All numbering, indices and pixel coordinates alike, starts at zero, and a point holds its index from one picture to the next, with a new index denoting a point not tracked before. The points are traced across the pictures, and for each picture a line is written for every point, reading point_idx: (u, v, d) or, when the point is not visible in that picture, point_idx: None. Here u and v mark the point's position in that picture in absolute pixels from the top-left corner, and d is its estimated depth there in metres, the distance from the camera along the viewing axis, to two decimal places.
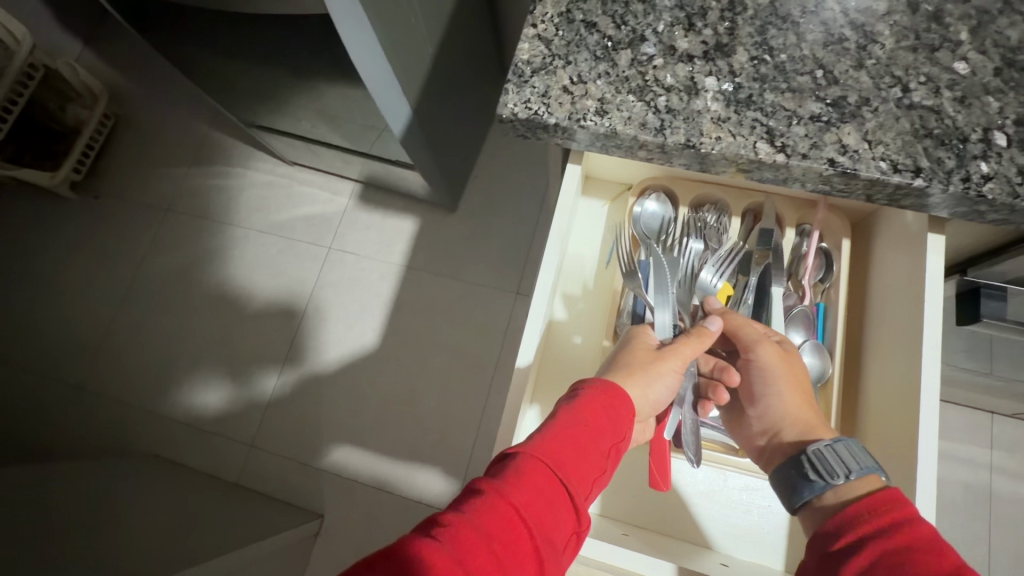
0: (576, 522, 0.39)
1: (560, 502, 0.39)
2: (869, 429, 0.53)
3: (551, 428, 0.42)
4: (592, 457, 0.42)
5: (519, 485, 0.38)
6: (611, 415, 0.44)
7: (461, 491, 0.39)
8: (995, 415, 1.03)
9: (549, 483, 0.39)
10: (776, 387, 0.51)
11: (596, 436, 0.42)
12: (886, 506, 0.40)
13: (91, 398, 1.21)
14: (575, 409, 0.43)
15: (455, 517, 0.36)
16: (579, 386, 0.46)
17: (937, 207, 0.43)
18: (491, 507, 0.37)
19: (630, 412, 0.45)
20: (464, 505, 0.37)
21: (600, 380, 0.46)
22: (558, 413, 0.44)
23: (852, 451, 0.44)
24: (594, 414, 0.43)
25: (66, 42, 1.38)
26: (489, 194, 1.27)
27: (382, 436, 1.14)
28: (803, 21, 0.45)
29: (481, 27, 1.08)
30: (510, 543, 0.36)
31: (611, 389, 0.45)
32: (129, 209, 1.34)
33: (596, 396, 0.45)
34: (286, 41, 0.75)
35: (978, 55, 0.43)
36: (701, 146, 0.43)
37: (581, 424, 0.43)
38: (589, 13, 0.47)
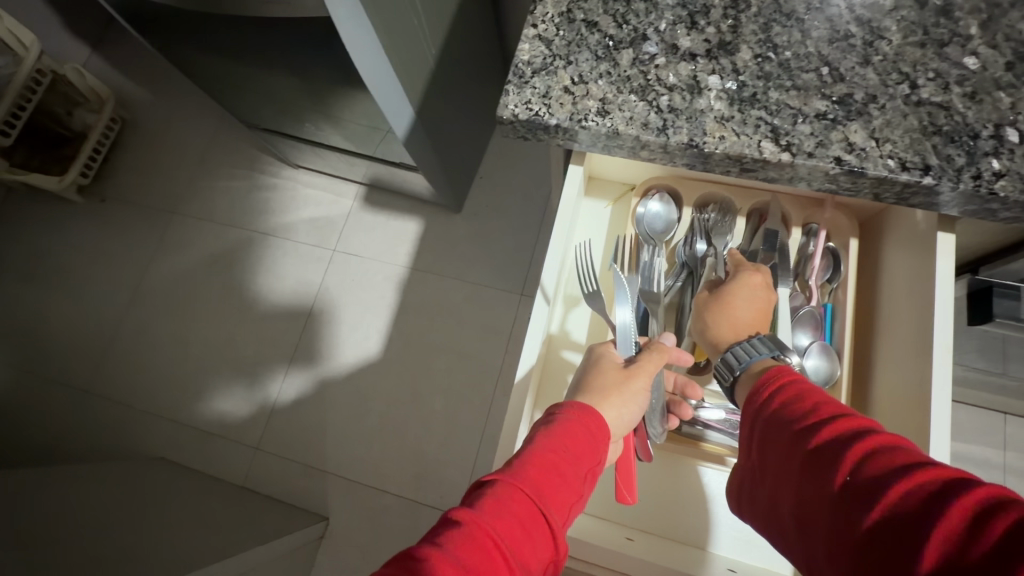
0: (554, 550, 0.39)
1: (537, 530, 0.38)
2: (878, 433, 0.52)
3: (528, 454, 0.42)
4: (569, 481, 0.42)
5: (496, 514, 0.38)
6: (588, 439, 0.44)
7: (437, 522, 0.38)
8: (1008, 416, 1.01)
9: (526, 510, 0.39)
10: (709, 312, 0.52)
11: (573, 461, 0.42)
12: (783, 374, 0.43)
13: (99, 400, 1.22)
14: (551, 433, 0.43)
15: (431, 550, 0.35)
16: (555, 411, 0.46)
17: (947, 206, 0.42)
18: (468, 537, 0.36)
19: (607, 436, 0.45)
20: (441, 537, 0.36)
21: (575, 403, 0.46)
22: (534, 438, 0.44)
23: (743, 348, 0.48)
24: (570, 438, 0.43)
25: (74, 47, 1.39)
26: (494, 195, 1.27)
27: (387, 438, 1.14)
28: (807, 18, 0.44)
29: (485, 27, 1.08)
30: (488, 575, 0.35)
31: (587, 411, 0.45)
32: (136, 212, 1.35)
33: (573, 420, 0.45)
34: (288, 44, 0.75)
35: (988, 49, 0.42)
36: (704, 146, 0.42)
37: (558, 448, 0.43)
38: (590, 12, 0.46)
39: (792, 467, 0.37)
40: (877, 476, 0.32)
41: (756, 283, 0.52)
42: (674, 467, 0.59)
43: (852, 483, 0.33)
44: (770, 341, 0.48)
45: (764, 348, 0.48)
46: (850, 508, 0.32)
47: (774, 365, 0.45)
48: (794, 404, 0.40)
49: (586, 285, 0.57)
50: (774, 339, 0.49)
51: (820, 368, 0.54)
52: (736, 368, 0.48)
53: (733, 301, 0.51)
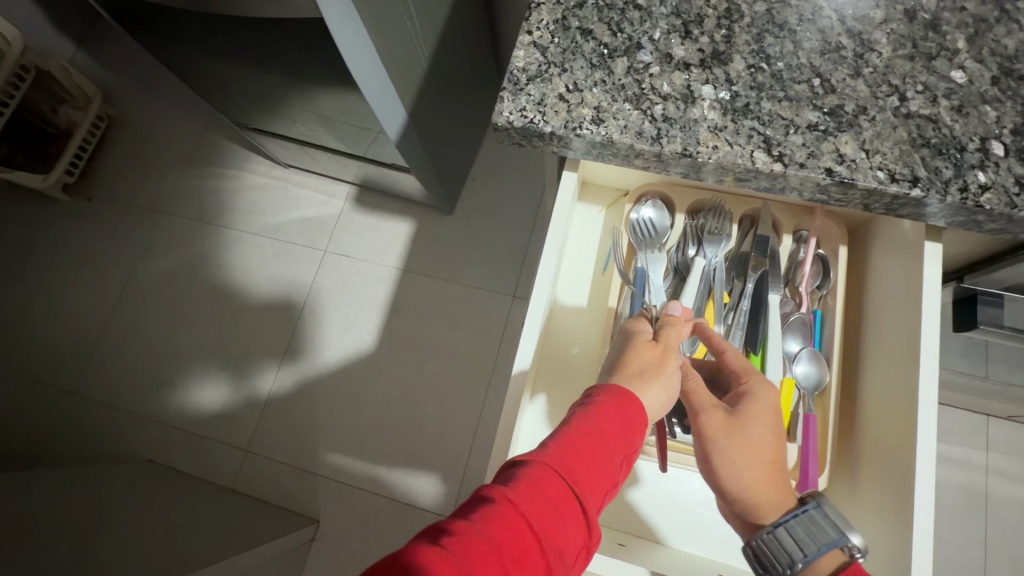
0: (587, 535, 0.39)
1: (571, 515, 0.38)
2: (864, 439, 0.53)
3: (563, 436, 0.42)
4: (604, 467, 0.42)
5: (530, 494, 0.38)
6: (623, 422, 0.44)
7: (469, 498, 0.38)
8: (991, 418, 1.03)
9: (560, 493, 0.39)
10: (731, 456, 0.47)
11: (610, 446, 0.43)
12: None
13: (83, 402, 1.20)
14: (589, 416, 0.44)
15: (463, 525, 0.35)
16: (592, 393, 0.46)
17: (934, 217, 0.43)
18: (501, 514, 0.36)
19: (643, 422, 0.45)
20: (473, 513, 0.36)
21: (613, 385, 0.46)
22: (571, 421, 0.43)
23: (806, 529, 0.44)
24: (608, 422, 0.44)
25: (59, 43, 1.37)
26: (487, 197, 1.27)
27: (378, 440, 1.14)
28: (799, 30, 0.44)
29: (478, 29, 1.08)
30: (519, 555, 0.35)
31: (625, 394, 0.45)
32: (122, 211, 1.33)
33: (610, 402, 0.45)
34: (282, 44, 0.75)
35: (976, 63, 0.42)
36: (697, 155, 0.43)
37: (595, 431, 0.43)
38: (585, 20, 0.46)
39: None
40: None
41: (767, 404, 0.49)
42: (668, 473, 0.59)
43: None
44: (828, 516, 0.45)
45: (823, 529, 0.44)
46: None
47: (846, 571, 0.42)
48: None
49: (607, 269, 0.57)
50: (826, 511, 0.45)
51: (810, 374, 0.55)
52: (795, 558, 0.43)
53: (745, 423, 0.48)
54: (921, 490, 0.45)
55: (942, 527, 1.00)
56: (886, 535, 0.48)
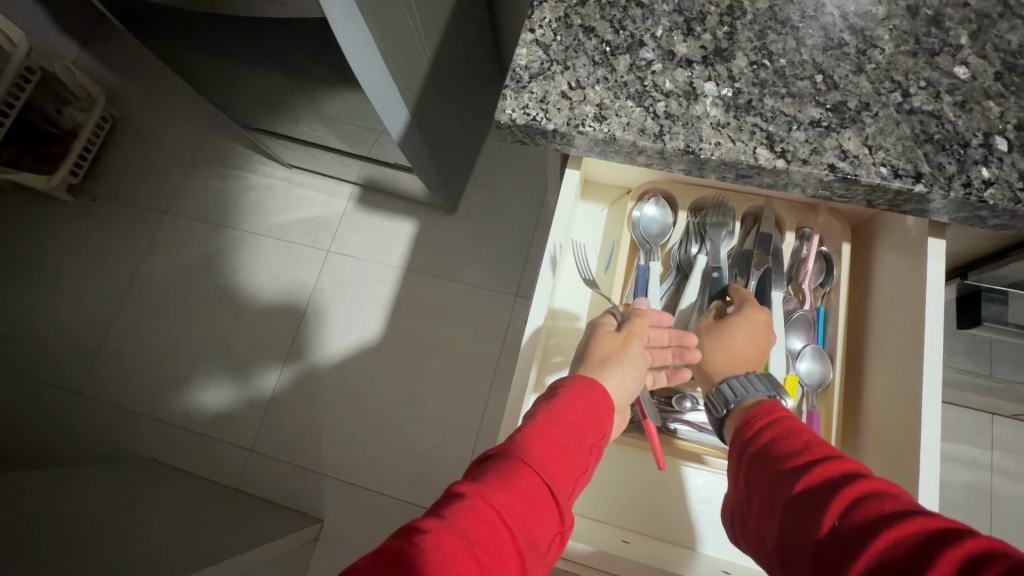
0: (559, 521, 0.40)
1: (544, 503, 0.39)
2: (867, 442, 0.53)
3: (532, 426, 0.43)
4: (573, 454, 0.42)
5: (501, 487, 0.38)
6: (590, 410, 0.45)
7: (441, 497, 0.39)
8: (995, 416, 1.03)
9: (531, 482, 0.39)
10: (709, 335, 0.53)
11: (578, 433, 0.43)
12: (774, 407, 0.44)
13: (88, 402, 1.21)
14: (554, 407, 0.44)
15: (435, 523, 0.36)
16: (558, 386, 0.47)
17: (937, 213, 0.43)
18: (473, 509, 0.37)
19: (609, 407, 0.46)
20: (445, 510, 0.37)
21: (577, 376, 0.47)
22: (538, 412, 0.44)
23: (744, 382, 0.49)
24: (575, 411, 0.44)
25: (64, 44, 1.37)
26: (489, 196, 1.27)
27: (381, 439, 1.14)
28: (802, 26, 0.44)
29: (480, 28, 1.08)
30: (493, 547, 0.36)
31: (589, 383, 0.46)
32: (126, 212, 1.33)
33: (577, 392, 0.46)
34: (285, 44, 0.75)
35: (979, 58, 0.42)
36: (700, 152, 0.43)
37: (562, 421, 0.43)
38: (587, 18, 0.47)
39: (779, 508, 0.37)
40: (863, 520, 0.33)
41: (760, 321, 0.51)
42: (671, 470, 0.59)
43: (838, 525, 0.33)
44: (766, 380, 0.49)
45: (758, 385, 0.48)
46: (839, 549, 0.32)
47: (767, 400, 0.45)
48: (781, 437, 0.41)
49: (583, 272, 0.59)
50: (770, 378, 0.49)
51: (813, 371, 0.55)
52: (731, 400, 0.48)
53: (734, 332, 0.51)
54: (925, 490, 0.45)
55: None
56: None
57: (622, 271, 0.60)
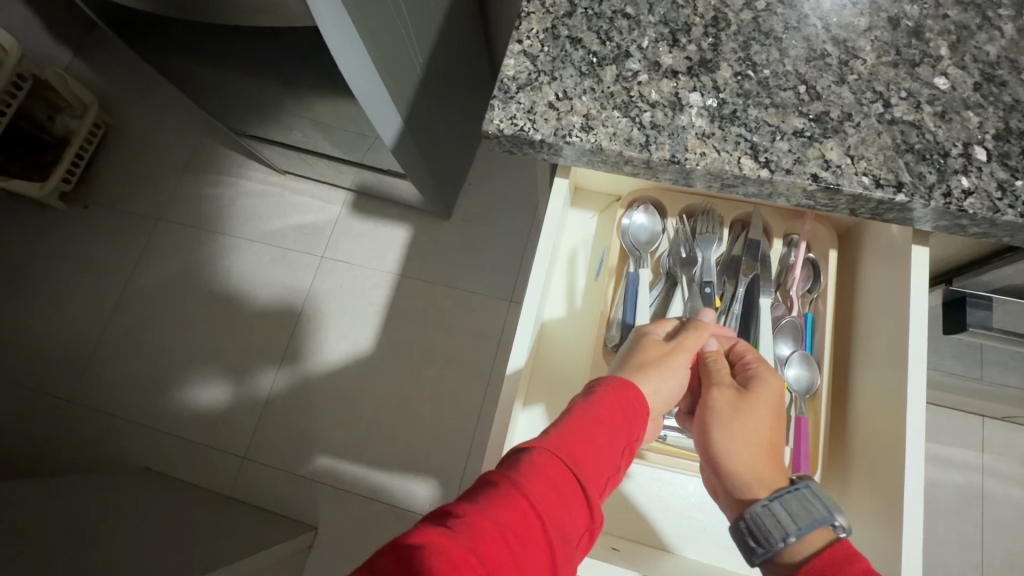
0: (590, 518, 0.39)
1: (575, 498, 0.39)
2: (854, 444, 0.53)
3: (565, 422, 0.43)
4: (606, 453, 0.42)
5: (534, 477, 0.38)
6: (624, 410, 0.45)
7: (473, 483, 0.39)
8: (986, 418, 1.04)
9: (563, 475, 0.39)
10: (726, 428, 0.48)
11: (611, 432, 0.43)
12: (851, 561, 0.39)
13: (79, 410, 1.20)
14: (589, 405, 0.44)
15: (469, 507, 0.36)
16: (594, 385, 0.47)
17: (920, 221, 0.43)
18: (505, 496, 0.37)
19: (643, 410, 0.47)
20: (477, 495, 0.37)
21: (615, 377, 0.48)
22: (572, 409, 0.44)
23: (799, 504, 0.43)
24: (609, 410, 0.45)
25: (56, 52, 1.37)
26: (483, 201, 1.27)
27: (375, 445, 1.14)
28: (785, 37, 0.45)
29: (472, 35, 1.09)
30: (524, 536, 0.36)
31: (627, 384, 0.47)
32: (119, 218, 1.33)
33: (613, 392, 0.46)
34: (277, 52, 0.75)
35: (958, 69, 0.43)
36: (685, 162, 0.43)
37: (596, 418, 0.44)
38: (574, 29, 0.47)
39: None
40: None
41: (778, 390, 0.49)
42: (660, 476, 0.59)
43: None
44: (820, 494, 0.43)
45: (817, 505, 0.42)
46: None
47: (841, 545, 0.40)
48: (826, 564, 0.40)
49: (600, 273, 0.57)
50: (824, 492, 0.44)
51: (802, 377, 0.55)
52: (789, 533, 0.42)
53: (752, 400, 0.48)
54: (909, 493, 0.46)
55: (938, 529, 1.00)
56: (876, 538, 0.49)
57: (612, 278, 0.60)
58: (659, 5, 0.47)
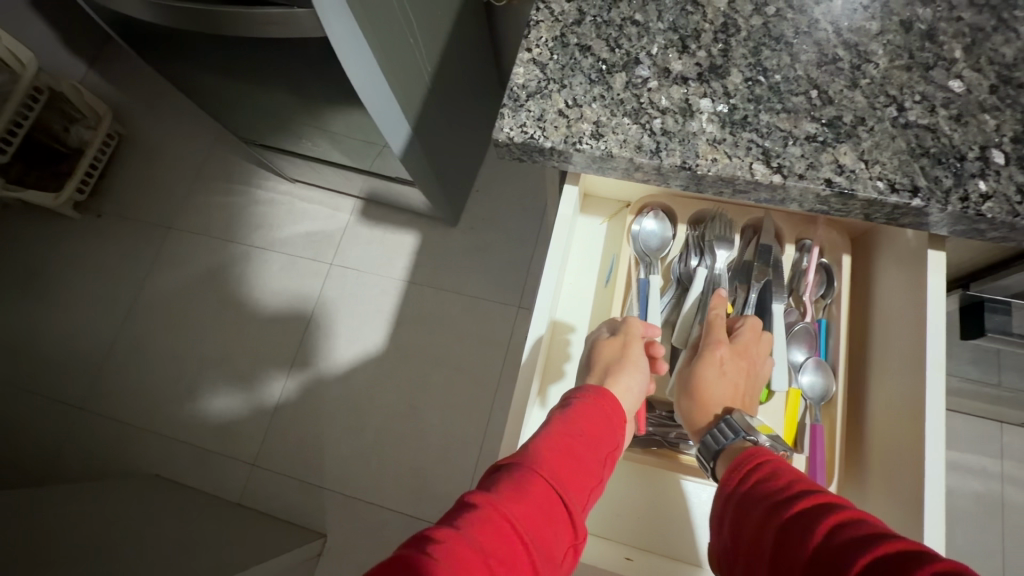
0: (574, 534, 0.39)
1: (559, 515, 0.39)
2: (871, 453, 0.53)
3: (545, 438, 0.43)
4: (588, 466, 0.43)
5: (516, 497, 0.38)
6: (603, 423, 0.45)
7: (454, 506, 0.38)
8: (1004, 425, 1.02)
9: (546, 493, 0.39)
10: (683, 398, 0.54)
11: (592, 445, 0.44)
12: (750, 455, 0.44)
13: (92, 417, 1.22)
14: (568, 419, 0.45)
15: (451, 532, 0.35)
16: (571, 397, 0.48)
17: (936, 226, 0.43)
18: (487, 519, 0.36)
19: (621, 418, 0.47)
20: (459, 519, 0.36)
21: (590, 386, 0.48)
22: (552, 424, 0.45)
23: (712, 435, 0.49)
24: (589, 423, 0.45)
25: (71, 64, 1.40)
26: (491, 208, 1.27)
27: (384, 453, 1.14)
28: (796, 42, 0.45)
29: (480, 42, 1.09)
30: (508, 558, 0.35)
31: (600, 394, 0.47)
32: (131, 227, 1.35)
33: (591, 404, 0.46)
34: (287, 62, 0.76)
35: (973, 72, 0.42)
36: (697, 168, 0.43)
37: (575, 432, 0.44)
38: (583, 37, 0.47)
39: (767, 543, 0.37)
40: (845, 546, 0.33)
41: (724, 359, 0.51)
42: (673, 484, 0.59)
43: (824, 547, 0.33)
44: (735, 425, 0.48)
45: (730, 433, 0.48)
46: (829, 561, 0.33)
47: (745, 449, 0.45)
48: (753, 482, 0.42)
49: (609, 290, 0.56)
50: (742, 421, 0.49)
51: (816, 384, 0.55)
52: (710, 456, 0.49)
53: (700, 375, 0.52)
54: (929, 504, 0.45)
55: (957, 537, 0.98)
56: None
57: (624, 283, 0.60)
58: (668, 11, 0.47)
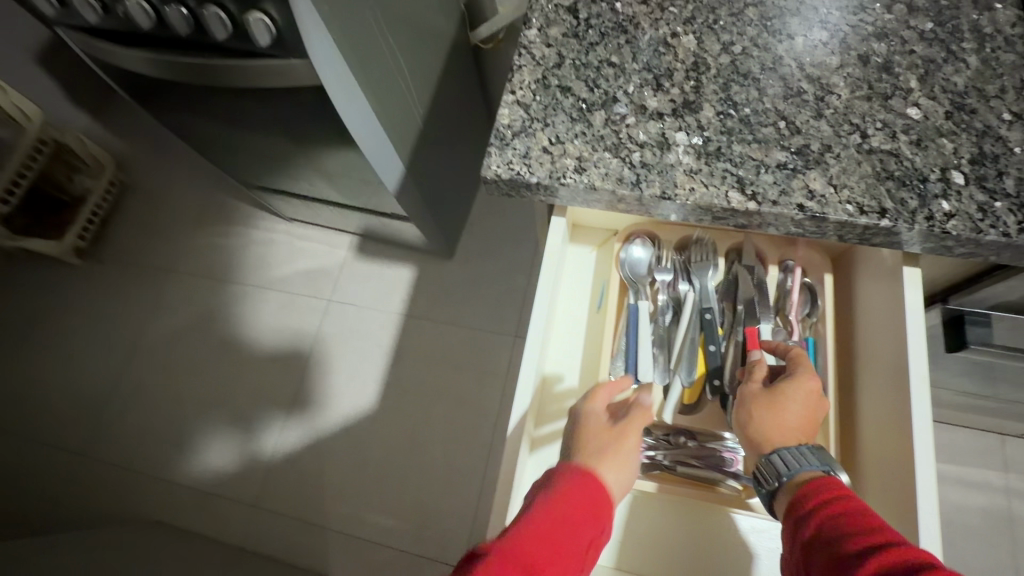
0: None
1: None
2: (868, 470, 0.53)
3: (526, 518, 0.42)
4: (570, 551, 0.42)
5: None
6: (588, 503, 0.44)
7: None
8: (1004, 437, 1.02)
9: None
10: (760, 410, 0.49)
11: (575, 527, 0.43)
12: (835, 493, 0.42)
13: (90, 463, 1.20)
14: (552, 498, 0.44)
15: None
16: (556, 474, 0.47)
17: (907, 244, 0.44)
18: None
19: (606, 501, 0.46)
20: None
21: (572, 466, 0.47)
22: (535, 503, 0.44)
23: (795, 457, 0.46)
24: (572, 504, 0.44)
25: (75, 116, 1.45)
26: (485, 240, 1.30)
27: (385, 489, 1.12)
28: (762, 77, 0.48)
29: (469, 83, 1.14)
30: None
31: (584, 475, 0.46)
32: (131, 271, 1.37)
33: (575, 484, 0.45)
34: (284, 109, 0.80)
35: (928, 100, 0.45)
36: (675, 198, 0.45)
37: (556, 516, 0.43)
38: (564, 79, 0.51)
39: None
40: None
41: (814, 390, 0.50)
42: (673, 508, 0.58)
43: None
44: (821, 454, 0.47)
45: (814, 460, 0.46)
46: None
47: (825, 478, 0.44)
48: (849, 522, 0.39)
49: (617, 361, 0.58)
50: (823, 452, 0.47)
51: None
52: (782, 474, 0.46)
53: (786, 397, 0.49)
54: (925, 524, 0.45)
55: (970, 555, 0.97)
56: None
57: (615, 309, 0.61)
58: (642, 53, 0.51)
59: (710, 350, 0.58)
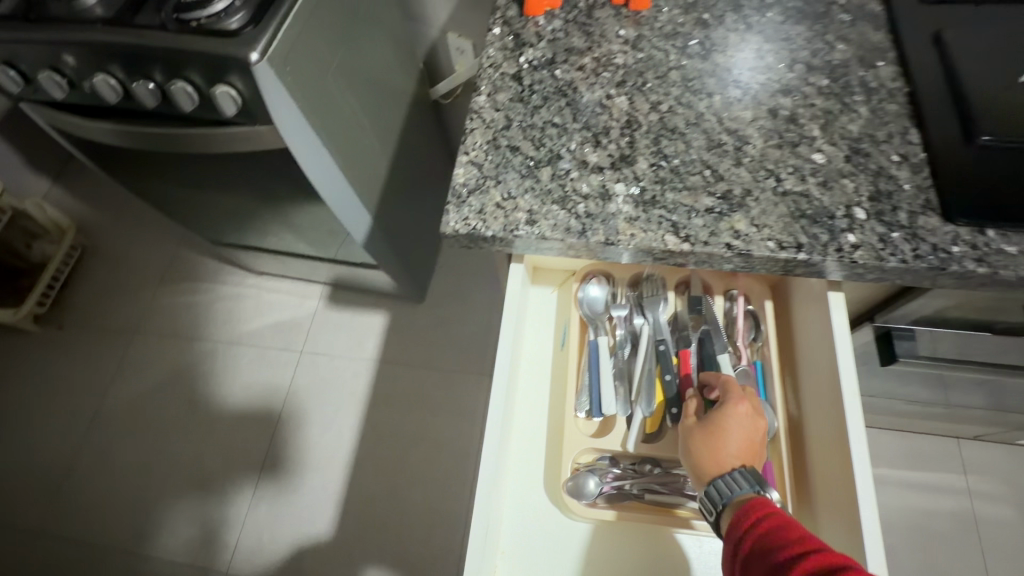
0: None
1: None
2: (818, 500, 0.56)
3: None
4: None
5: None
6: None
7: None
8: (958, 440, 1.08)
9: None
10: (698, 442, 0.53)
11: None
12: (759, 505, 0.46)
13: (49, 542, 1.14)
14: None
15: None
16: None
17: (826, 274, 0.49)
18: None
19: None
20: None
21: None
22: None
23: (728, 485, 0.50)
24: None
25: (35, 183, 1.44)
26: (455, 282, 1.33)
27: (366, 542, 1.10)
28: (688, 132, 0.54)
29: (430, 135, 1.20)
30: None
31: None
32: (94, 335, 1.34)
33: None
34: (251, 170, 0.83)
35: (830, 146, 0.51)
36: (618, 244, 0.49)
37: None
38: (513, 139, 0.56)
39: None
40: None
41: (747, 416, 0.53)
42: (644, 537, 0.60)
43: None
44: (751, 474, 0.50)
45: (744, 483, 0.49)
46: None
47: (753, 500, 0.47)
48: (777, 536, 0.43)
49: (581, 397, 0.62)
50: (755, 472, 0.50)
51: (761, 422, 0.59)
52: (719, 501, 0.50)
53: (720, 428, 0.52)
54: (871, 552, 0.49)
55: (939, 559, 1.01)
56: None
57: (577, 347, 0.65)
58: (581, 114, 0.57)
59: (666, 379, 0.61)
